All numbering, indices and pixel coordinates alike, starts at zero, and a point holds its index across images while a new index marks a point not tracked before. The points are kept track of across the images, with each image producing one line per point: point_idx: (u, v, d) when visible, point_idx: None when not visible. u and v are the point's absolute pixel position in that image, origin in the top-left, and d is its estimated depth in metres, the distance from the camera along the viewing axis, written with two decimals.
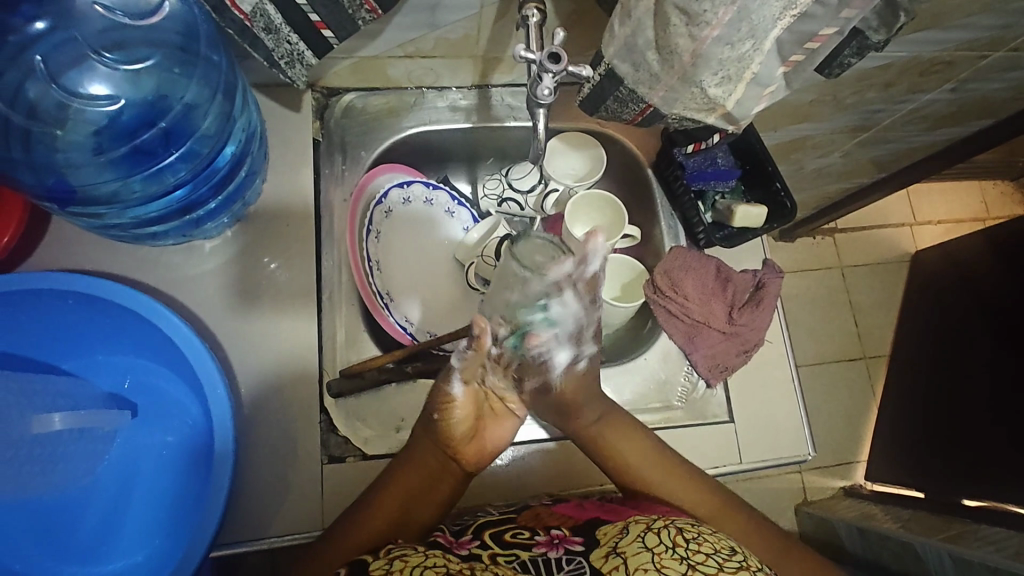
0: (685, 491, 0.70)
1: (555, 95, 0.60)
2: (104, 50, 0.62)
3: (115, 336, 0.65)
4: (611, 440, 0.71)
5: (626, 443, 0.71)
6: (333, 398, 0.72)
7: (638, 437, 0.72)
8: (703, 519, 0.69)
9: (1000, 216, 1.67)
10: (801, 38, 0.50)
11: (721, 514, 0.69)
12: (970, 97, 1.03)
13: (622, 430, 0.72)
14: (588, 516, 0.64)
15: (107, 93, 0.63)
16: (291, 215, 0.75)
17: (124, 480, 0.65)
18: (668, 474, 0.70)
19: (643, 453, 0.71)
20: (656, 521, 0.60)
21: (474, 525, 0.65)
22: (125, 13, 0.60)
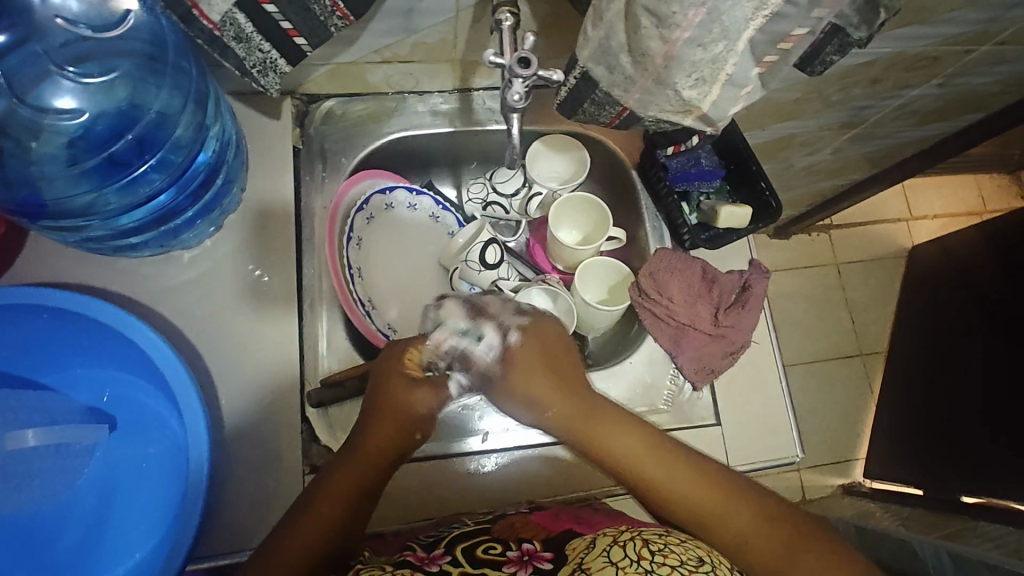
0: (684, 479, 0.61)
1: (527, 100, 0.60)
2: (67, 64, 0.61)
3: (92, 349, 0.64)
4: (597, 429, 0.64)
5: (613, 432, 0.64)
6: (315, 407, 0.72)
7: (626, 423, 0.65)
8: (711, 510, 0.60)
9: (996, 209, 1.66)
10: (774, 38, 0.50)
11: (730, 505, 0.60)
12: (959, 92, 1.02)
13: (608, 419, 0.65)
14: (560, 529, 0.65)
15: (77, 106, 0.63)
16: (271, 223, 0.74)
17: (103, 494, 0.64)
18: (660, 461, 0.62)
19: (634, 440, 0.63)
20: (623, 534, 0.60)
21: (448, 536, 0.65)
22: (88, 25, 0.58)
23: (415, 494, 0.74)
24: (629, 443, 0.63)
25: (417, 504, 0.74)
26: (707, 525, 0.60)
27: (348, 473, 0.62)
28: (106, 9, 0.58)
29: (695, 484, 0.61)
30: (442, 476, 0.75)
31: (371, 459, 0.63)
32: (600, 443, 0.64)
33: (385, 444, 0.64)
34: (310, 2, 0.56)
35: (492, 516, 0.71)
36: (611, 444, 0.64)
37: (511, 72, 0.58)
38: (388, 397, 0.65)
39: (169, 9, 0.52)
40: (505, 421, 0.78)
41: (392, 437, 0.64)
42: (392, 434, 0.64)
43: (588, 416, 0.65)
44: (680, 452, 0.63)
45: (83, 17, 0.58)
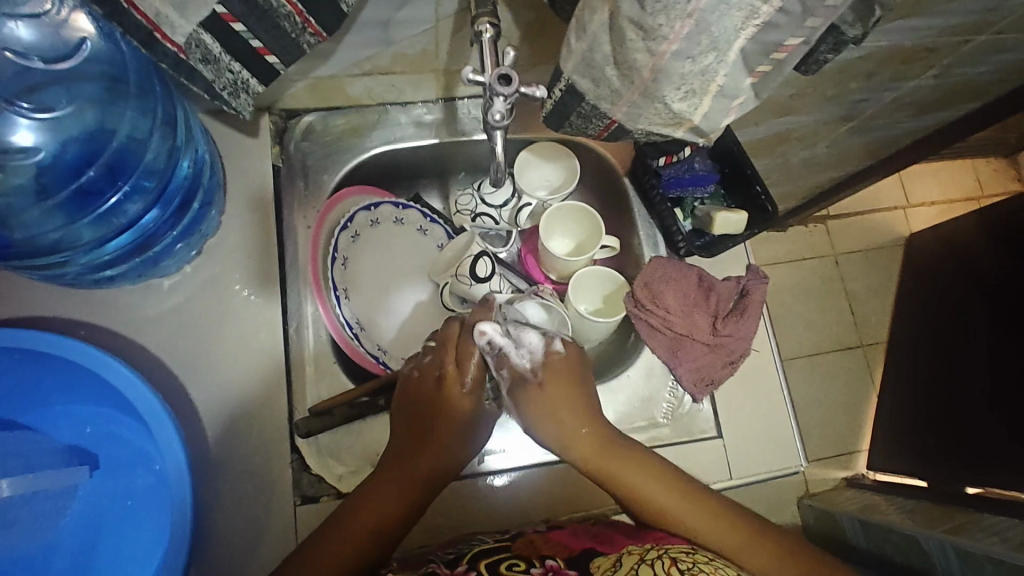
0: (718, 523, 0.60)
1: (510, 117, 0.58)
2: (18, 99, 0.59)
3: (70, 385, 0.63)
4: (624, 478, 0.64)
5: (640, 478, 0.63)
6: (304, 437, 0.69)
7: (659, 474, 0.64)
8: (743, 553, 0.59)
9: (996, 194, 1.64)
10: (765, 48, 0.47)
11: (757, 545, 0.59)
12: (956, 82, 1.00)
13: (626, 459, 0.65)
14: (580, 547, 0.62)
15: (37, 140, 0.60)
16: (252, 244, 0.72)
17: (87, 536, 0.62)
18: (694, 508, 0.61)
19: (668, 490, 0.62)
20: (649, 551, 0.56)
21: (468, 554, 0.62)
22: (41, 58, 0.58)
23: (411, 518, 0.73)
24: (670, 497, 0.62)
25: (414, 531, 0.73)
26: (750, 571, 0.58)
27: (385, 478, 0.63)
28: (61, 39, 0.57)
29: (724, 527, 0.60)
30: (439, 499, 0.74)
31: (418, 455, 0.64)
32: (635, 491, 0.63)
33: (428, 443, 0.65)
34: (281, 19, 0.54)
35: (510, 533, 0.69)
36: (647, 490, 0.63)
37: (491, 88, 0.55)
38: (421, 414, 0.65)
39: (128, 33, 0.49)
40: (501, 441, 0.77)
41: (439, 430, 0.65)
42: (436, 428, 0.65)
43: (607, 455, 0.65)
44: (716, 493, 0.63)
45: (36, 49, 0.57)
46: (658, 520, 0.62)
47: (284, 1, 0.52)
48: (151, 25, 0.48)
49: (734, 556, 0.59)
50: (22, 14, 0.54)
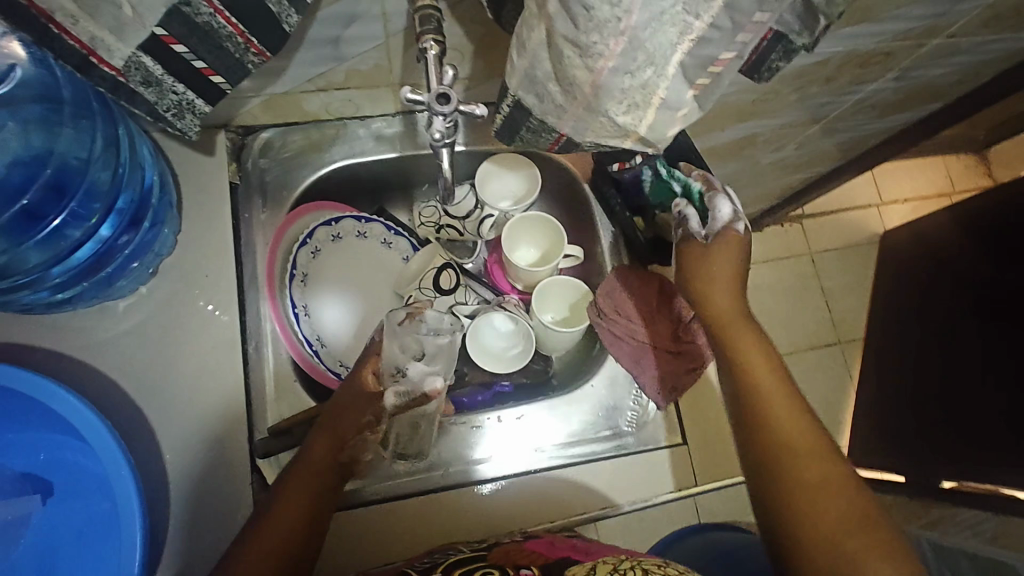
0: (830, 469, 0.52)
1: (451, 134, 0.59)
2: None
3: (19, 412, 0.62)
4: (751, 368, 0.60)
5: (764, 375, 0.59)
6: (264, 458, 0.69)
7: (788, 383, 0.58)
8: (828, 516, 0.49)
9: (966, 189, 1.66)
10: (702, 62, 0.47)
11: (855, 523, 0.48)
12: (916, 84, 1.01)
13: (757, 346, 0.62)
14: (558, 555, 0.60)
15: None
16: (209, 263, 0.71)
17: (41, 567, 0.61)
18: (815, 438, 0.54)
19: (795, 404, 0.57)
20: (624, 562, 0.56)
21: (443, 562, 0.61)
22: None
23: (372, 536, 0.71)
24: (795, 417, 0.56)
25: (378, 547, 0.70)
26: (837, 548, 0.48)
27: (304, 478, 0.58)
28: None
29: (838, 479, 0.51)
30: (403, 515, 0.72)
31: (325, 452, 0.60)
32: (758, 378, 0.58)
33: (334, 437, 0.61)
34: (223, 40, 0.53)
35: (486, 543, 0.66)
36: (768, 389, 0.58)
37: (433, 108, 0.56)
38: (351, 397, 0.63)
39: (63, 60, 0.48)
40: (486, 448, 0.76)
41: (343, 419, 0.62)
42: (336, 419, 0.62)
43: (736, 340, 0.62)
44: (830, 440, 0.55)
45: None
46: (763, 421, 0.56)
47: (225, 23, 0.52)
48: (86, 48, 0.48)
49: (824, 522, 0.49)
50: None
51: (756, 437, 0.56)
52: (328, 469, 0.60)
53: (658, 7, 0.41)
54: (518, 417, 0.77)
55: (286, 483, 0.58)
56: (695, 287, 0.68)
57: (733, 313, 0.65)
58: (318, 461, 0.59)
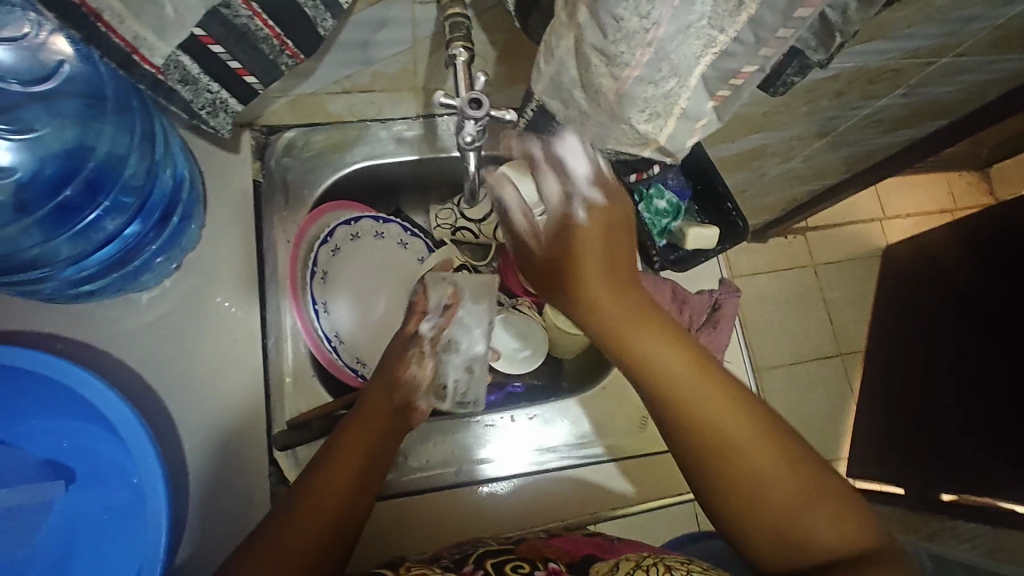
0: (772, 454, 0.56)
1: (480, 139, 0.60)
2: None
3: (46, 399, 0.63)
4: (672, 382, 0.58)
5: (675, 367, 0.59)
6: (282, 450, 0.70)
7: (711, 373, 0.59)
8: (780, 496, 0.55)
9: (968, 206, 1.68)
10: (724, 74, 0.49)
11: (801, 492, 0.55)
12: (923, 100, 1.03)
13: (651, 330, 0.60)
14: (583, 552, 0.62)
15: (15, 159, 0.61)
16: (232, 258, 0.73)
17: (63, 551, 0.62)
18: (746, 429, 0.57)
19: (721, 401, 0.58)
20: (645, 559, 0.58)
21: (474, 553, 0.62)
22: (19, 80, 0.57)
23: (389, 533, 0.71)
24: (724, 412, 0.57)
25: (396, 543, 0.71)
26: (794, 531, 0.54)
27: (353, 435, 0.59)
28: (38, 61, 0.56)
29: (774, 462, 0.56)
30: (418, 512, 0.72)
31: (375, 411, 0.62)
32: (698, 422, 0.58)
33: (383, 397, 0.63)
34: (258, 42, 0.55)
35: (513, 538, 0.69)
36: (696, 404, 0.58)
37: (461, 112, 0.57)
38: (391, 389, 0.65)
39: (107, 57, 0.50)
40: (492, 449, 0.76)
41: (389, 382, 0.65)
42: (387, 381, 0.65)
43: (630, 328, 0.61)
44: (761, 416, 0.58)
45: (14, 73, 0.56)
46: (706, 439, 0.57)
47: (261, 25, 0.53)
48: (129, 47, 0.49)
49: (787, 503, 0.55)
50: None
51: (699, 464, 0.58)
52: (376, 429, 0.61)
53: (685, 19, 0.43)
54: (530, 417, 0.77)
55: (334, 441, 0.59)
56: (587, 276, 0.62)
57: (622, 311, 0.61)
58: (369, 422, 0.61)
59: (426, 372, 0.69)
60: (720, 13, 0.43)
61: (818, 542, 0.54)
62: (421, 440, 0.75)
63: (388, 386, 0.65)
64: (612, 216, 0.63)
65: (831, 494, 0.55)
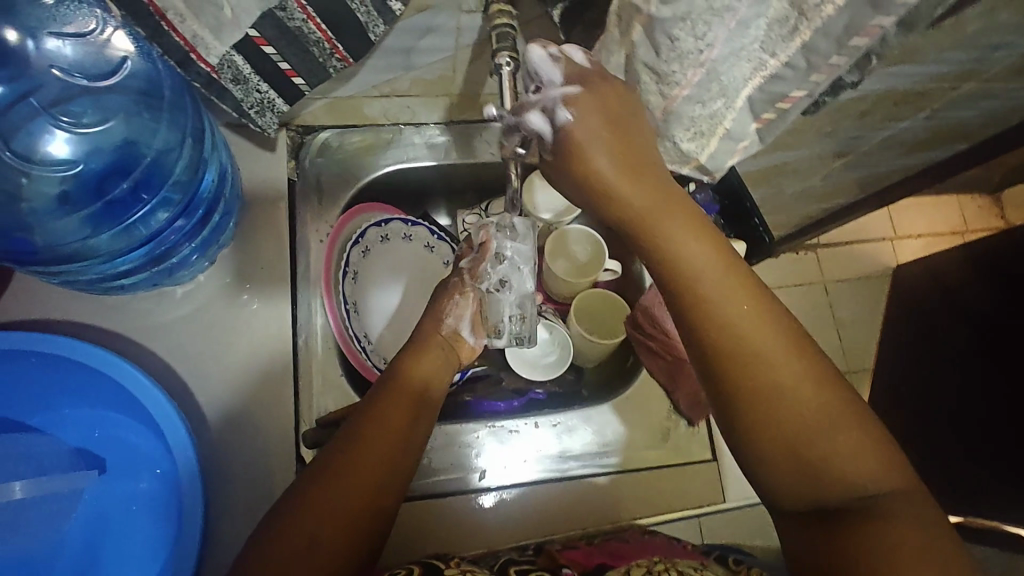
0: (801, 374, 0.48)
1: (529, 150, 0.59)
2: (61, 115, 0.62)
3: (82, 388, 0.64)
4: (705, 283, 0.50)
5: (722, 291, 0.49)
6: (310, 448, 0.71)
7: (742, 280, 0.50)
8: (804, 409, 0.47)
9: (980, 229, 1.68)
10: (771, 97, 0.50)
11: (828, 408, 0.47)
12: (945, 124, 1.04)
13: (677, 226, 0.51)
14: (595, 563, 0.62)
15: (74, 152, 0.64)
16: (266, 255, 0.73)
17: (92, 539, 0.63)
18: (778, 340, 0.48)
19: (755, 309, 0.49)
20: (657, 565, 0.59)
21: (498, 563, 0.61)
22: (86, 76, 0.60)
23: (414, 534, 0.72)
24: (756, 323, 0.49)
25: (420, 544, 0.71)
26: (820, 457, 0.46)
27: (390, 420, 0.61)
28: (102, 57, 0.59)
29: (805, 373, 0.48)
30: (443, 514, 0.73)
31: (410, 399, 0.64)
32: (739, 347, 0.48)
33: (417, 387, 0.66)
34: (310, 44, 0.56)
35: (532, 549, 0.69)
36: (727, 307, 0.49)
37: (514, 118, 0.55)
38: (424, 352, 0.70)
39: (166, 54, 0.51)
40: (501, 457, 0.76)
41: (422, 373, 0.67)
42: (421, 371, 0.67)
43: (652, 229, 0.51)
44: (812, 352, 0.49)
45: (80, 69, 0.59)
46: (737, 361, 0.48)
47: (315, 29, 0.54)
48: (187, 46, 0.50)
49: (806, 427, 0.47)
50: (66, 34, 0.55)
51: (724, 383, 0.49)
52: (409, 415, 0.62)
53: (738, 43, 0.44)
54: (553, 425, 0.78)
55: (369, 421, 0.60)
56: (630, 154, 0.52)
57: (645, 193, 0.51)
58: (404, 408, 0.63)
59: (469, 304, 0.75)
60: (772, 37, 0.44)
61: (847, 469, 0.45)
62: (446, 443, 0.76)
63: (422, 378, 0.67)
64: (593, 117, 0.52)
65: (866, 426, 0.47)
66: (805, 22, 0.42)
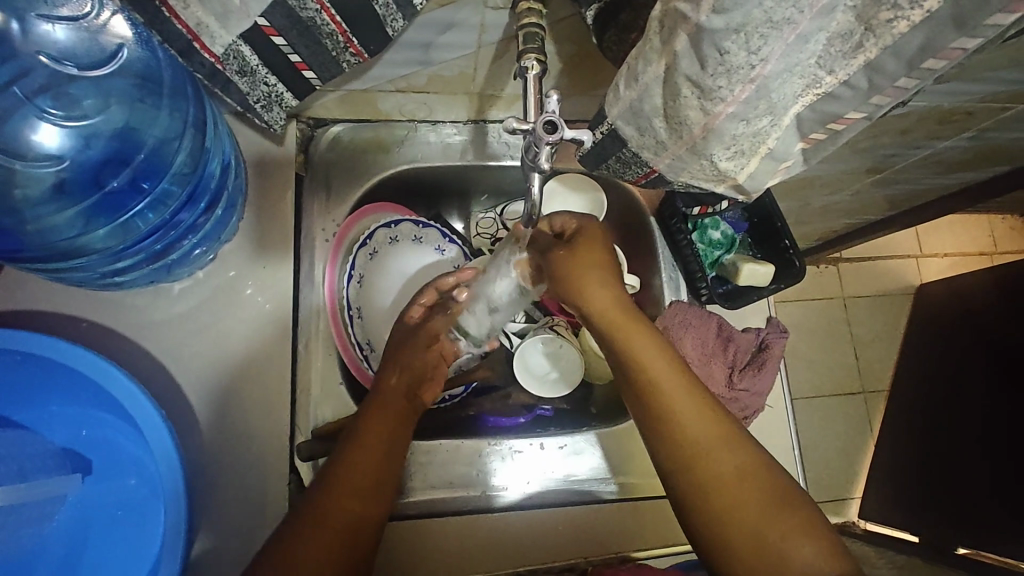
0: (749, 476, 0.55)
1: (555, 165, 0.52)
2: (50, 108, 0.60)
3: (68, 387, 0.61)
4: (627, 326, 0.62)
5: (651, 356, 0.60)
6: (305, 461, 0.68)
7: (698, 393, 0.59)
8: (757, 519, 0.53)
9: (1009, 251, 1.61)
10: (823, 118, 0.45)
11: (780, 510, 0.53)
12: (992, 145, 0.94)
13: (638, 326, 0.62)
14: None
15: (62, 148, 0.61)
16: (265, 254, 0.69)
17: (75, 544, 0.61)
18: (688, 395, 0.58)
19: (681, 387, 0.59)
20: None
21: None
22: (76, 65, 0.56)
23: (411, 556, 0.68)
24: (655, 353, 0.60)
25: (420, 563, 0.68)
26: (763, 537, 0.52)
27: (368, 441, 0.60)
28: (97, 44, 0.55)
29: (741, 463, 0.56)
30: (441, 534, 0.69)
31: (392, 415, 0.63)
32: (665, 403, 0.58)
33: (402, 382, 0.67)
34: (323, 37, 0.52)
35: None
36: (685, 416, 0.58)
37: (536, 137, 0.50)
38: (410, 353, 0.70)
39: (166, 41, 0.47)
40: (500, 478, 0.73)
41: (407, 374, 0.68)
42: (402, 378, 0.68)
43: (618, 322, 0.62)
44: (729, 424, 0.58)
45: (72, 57, 0.56)
46: (664, 423, 0.58)
47: (328, 21, 0.50)
48: (190, 34, 0.46)
49: (758, 528, 0.53)
50: (56, 17, 0.51)
51: (660, 441, 0.58)
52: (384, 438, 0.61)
53: (795, 58, 0.40)
54: (560, 447, 0.75)
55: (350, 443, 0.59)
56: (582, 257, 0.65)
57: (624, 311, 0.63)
58: (383, 428, 0.62)
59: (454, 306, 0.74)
60: (831, 53, 0.40)
61: (794, 569, 0.51)
62: (447, 461, 0.73)
63: (399, 389, 0.67)
64: (593, 244, 0.66)
65: (807, 525, 0.53)
66: (871, 38, 0.38)
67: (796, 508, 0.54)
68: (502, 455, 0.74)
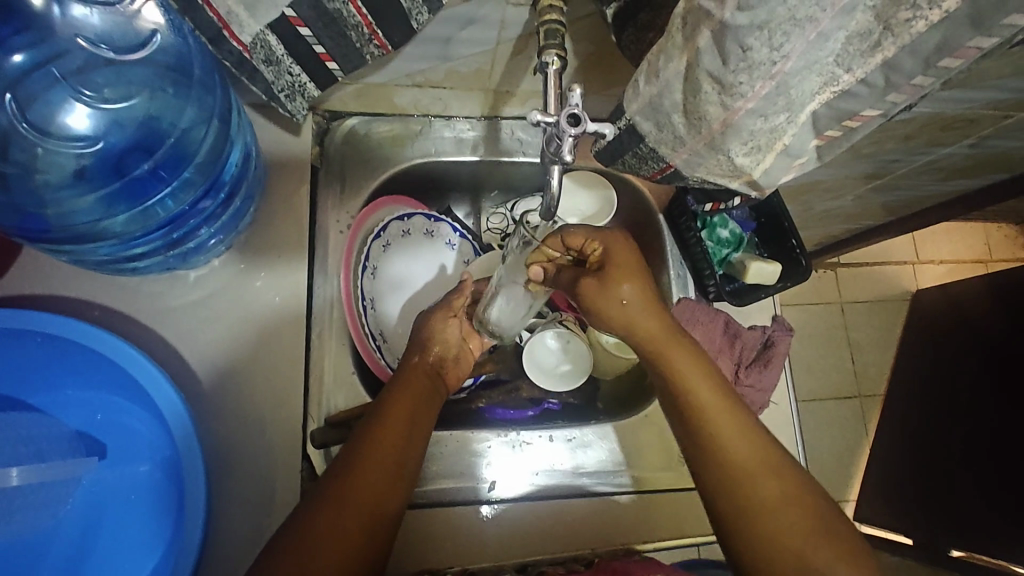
0: (788, 500, 0.56)
1: (575, 158, 0.53)
2: (83, 90, 0.61)
3: (86, 371, 0.61)
4: (664, 345, 0.63)
5: (692, 375, 0.61)
6: (317, 448, 0.67)
7: (738, 413, 0.60)
8: (799, 545, 0.54)
9: (1004, 259, 1.63)
10: (839, 115, 0.46)
11: (823, 538, 0.54)
12: (992, 153, 0.95)
13: (678, 345, 0.63)
14: None
15: (86, 134, 0.62)
16: (280, 244, 0.70)
17: (87, 527, 0.61)
18: (729, 418, 0.59)
19: (722, 410, 0.60)
20: None
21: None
22: (111, 48, 0.60)
23: (420, 545, 0.69)
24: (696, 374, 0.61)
25: (429, 552, 0.69)
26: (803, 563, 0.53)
27: (393, 446, 0.58)
28: (132, 28, 0.59)
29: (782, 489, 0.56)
30: (450, 524, 0.70)
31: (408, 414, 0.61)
32: (705, 424, 0.59)
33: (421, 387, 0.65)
34: (347, 28, 0.53)
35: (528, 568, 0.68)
36: (724, 437, 0.59)
37: (559, 129, 0.51)
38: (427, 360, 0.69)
39: (197, 28, 0.48)
40: (509, 470, 0.74)
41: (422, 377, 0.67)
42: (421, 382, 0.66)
43: (659, 341, 0.63)
44: (769, 449, 0.59)
45: (107, 40, 0.59)
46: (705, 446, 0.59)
47: (354, 12, 0.51)
48: (220, 22, 0.47)
49: (800, 553, 0.53)
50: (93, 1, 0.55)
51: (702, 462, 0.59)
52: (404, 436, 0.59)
53: (815, 56, 0.41)
54: (568, 439, 0.76)
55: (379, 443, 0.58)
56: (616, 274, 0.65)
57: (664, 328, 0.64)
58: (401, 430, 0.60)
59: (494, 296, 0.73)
60: (850, 51, 0.41)
61: None
62: (457, 450, 0.73)
63: (422, 388, 0.65)
64: (624, 255, 0.66)
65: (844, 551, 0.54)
66: (890, 37, 0.39)
67: (835, 535, 0.54)
68: (508, 447, 0.74)
